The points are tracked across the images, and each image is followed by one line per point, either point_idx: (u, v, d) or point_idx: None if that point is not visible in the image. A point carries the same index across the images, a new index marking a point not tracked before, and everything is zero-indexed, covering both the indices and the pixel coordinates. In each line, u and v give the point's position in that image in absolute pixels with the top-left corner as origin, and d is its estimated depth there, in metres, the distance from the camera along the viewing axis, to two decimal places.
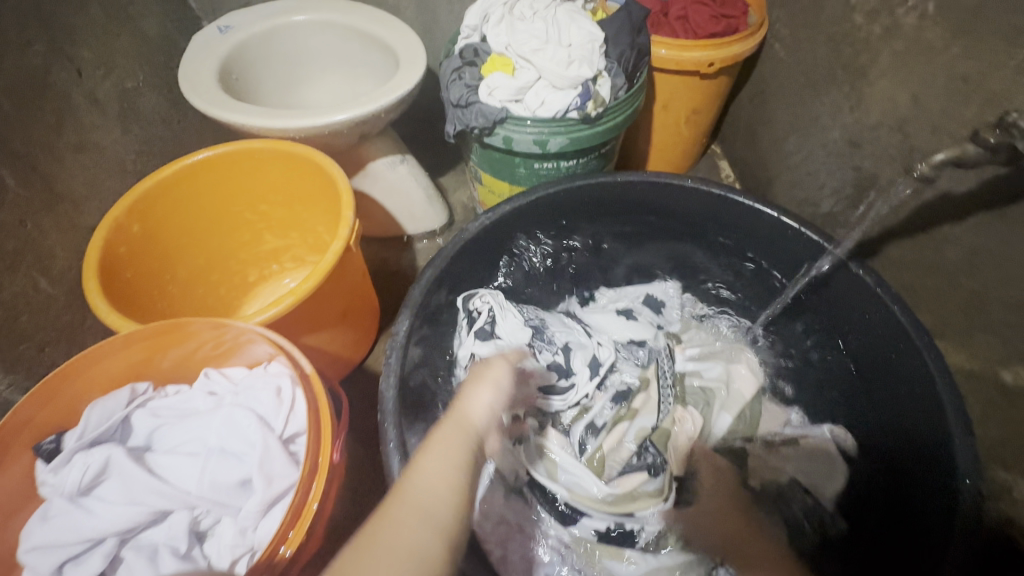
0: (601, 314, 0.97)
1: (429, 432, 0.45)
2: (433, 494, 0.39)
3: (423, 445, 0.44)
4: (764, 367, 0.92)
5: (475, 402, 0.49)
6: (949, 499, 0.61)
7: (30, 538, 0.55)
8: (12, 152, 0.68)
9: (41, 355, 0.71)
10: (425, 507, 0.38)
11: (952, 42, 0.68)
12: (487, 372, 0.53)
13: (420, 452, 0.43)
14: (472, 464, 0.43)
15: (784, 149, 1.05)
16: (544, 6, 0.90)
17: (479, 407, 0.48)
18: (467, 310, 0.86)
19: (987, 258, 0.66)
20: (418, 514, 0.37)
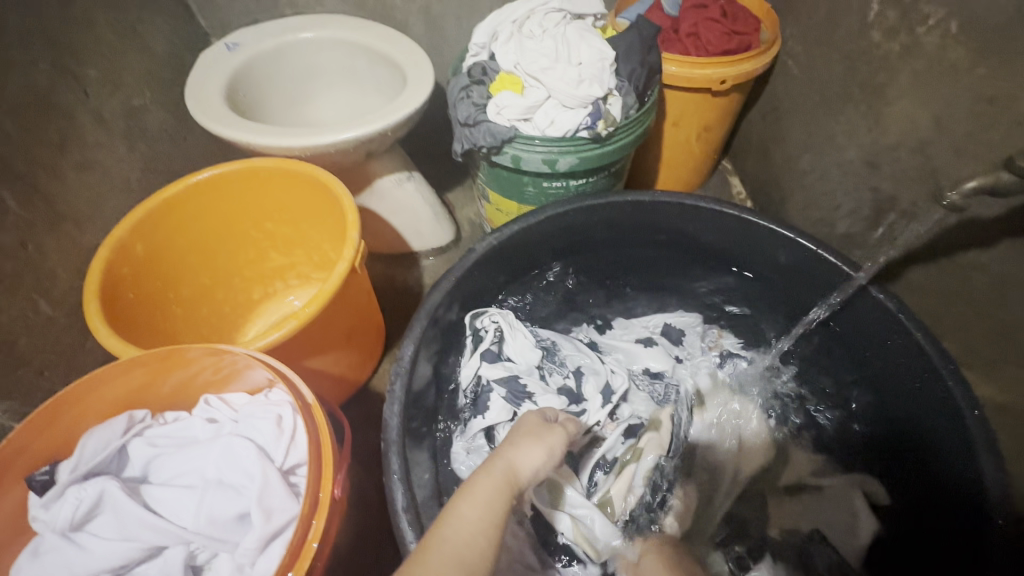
0: (618, 344, 0.95)
1: (468, 481, 0.52)
2: (467, 543, 0.45)
3: (461, 493, 0.51)
4: (784, 401, 0.89)
5: (525, 454, 0.57)
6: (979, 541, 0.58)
7: (19, 573, 0.54)
8: (14, 173, 0.67)
9: (40, 380, 0.69)
10: (459, 554, 0.44)
11: (978, 62, 0.65)
12: (545, 434, 0.60)
13: (458, 500, 0.50)
14: (502, 521, 0.49)
15: (798, 167, 1.03)
16: (553, 23, 0.89)
17: (525, 461, 0.56)
18: (473, 328, 0.83)
19: (1019, 288, 0.63)
20: (452, 561, 0.43)
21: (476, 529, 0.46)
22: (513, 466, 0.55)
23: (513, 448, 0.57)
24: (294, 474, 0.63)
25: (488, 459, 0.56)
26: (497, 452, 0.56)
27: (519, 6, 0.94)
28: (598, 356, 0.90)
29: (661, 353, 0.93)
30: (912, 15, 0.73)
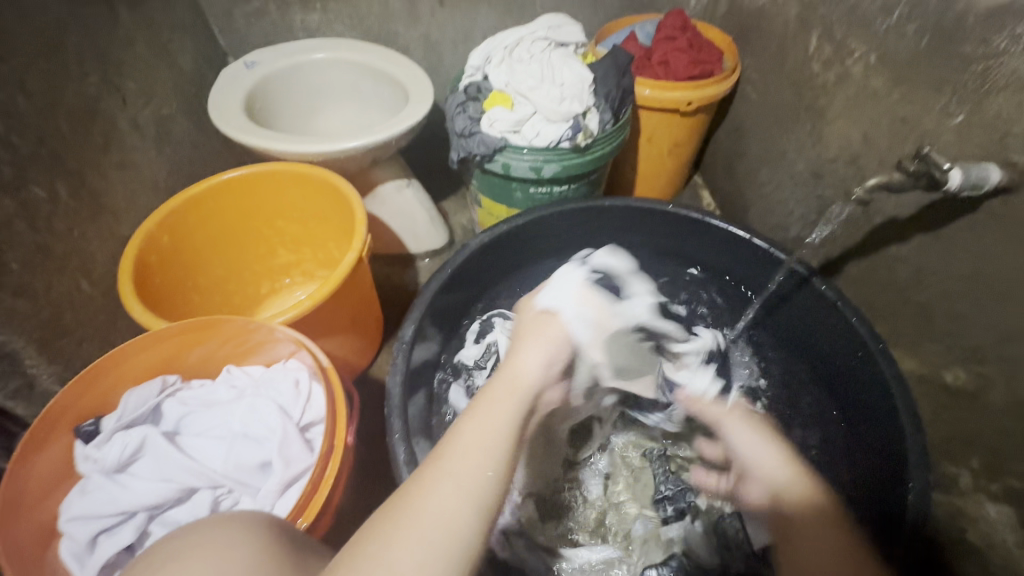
0: None
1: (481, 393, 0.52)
2: (476, 457, 0.45)
3: (473, 405, 0.50)
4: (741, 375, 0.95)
5: (529, 362, 0.55)
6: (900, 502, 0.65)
7: (70, 509, 0.62)
8: (66, 168, 0.76)
9: (79, 350, 0.77)
10: (467, 478, 0.43)
11: (893, 89, 0.79)
12: (543, 332, 0.58)
13: (469, 413, 0.49)
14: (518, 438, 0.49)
15: (758, 179, 1.16)
16: (540, 50, 1.02)
17: (530, 365, 0.54)
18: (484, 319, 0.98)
19: (931, 274, 0.75)
20: (463, 485, 0.43)
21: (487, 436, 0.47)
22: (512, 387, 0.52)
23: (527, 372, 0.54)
24: (309, 431, 0.71)
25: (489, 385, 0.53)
26: (511, 370, 0.54)
27: (510, 33, 1.07)
28: None
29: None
30: (843, 50, 0.87)
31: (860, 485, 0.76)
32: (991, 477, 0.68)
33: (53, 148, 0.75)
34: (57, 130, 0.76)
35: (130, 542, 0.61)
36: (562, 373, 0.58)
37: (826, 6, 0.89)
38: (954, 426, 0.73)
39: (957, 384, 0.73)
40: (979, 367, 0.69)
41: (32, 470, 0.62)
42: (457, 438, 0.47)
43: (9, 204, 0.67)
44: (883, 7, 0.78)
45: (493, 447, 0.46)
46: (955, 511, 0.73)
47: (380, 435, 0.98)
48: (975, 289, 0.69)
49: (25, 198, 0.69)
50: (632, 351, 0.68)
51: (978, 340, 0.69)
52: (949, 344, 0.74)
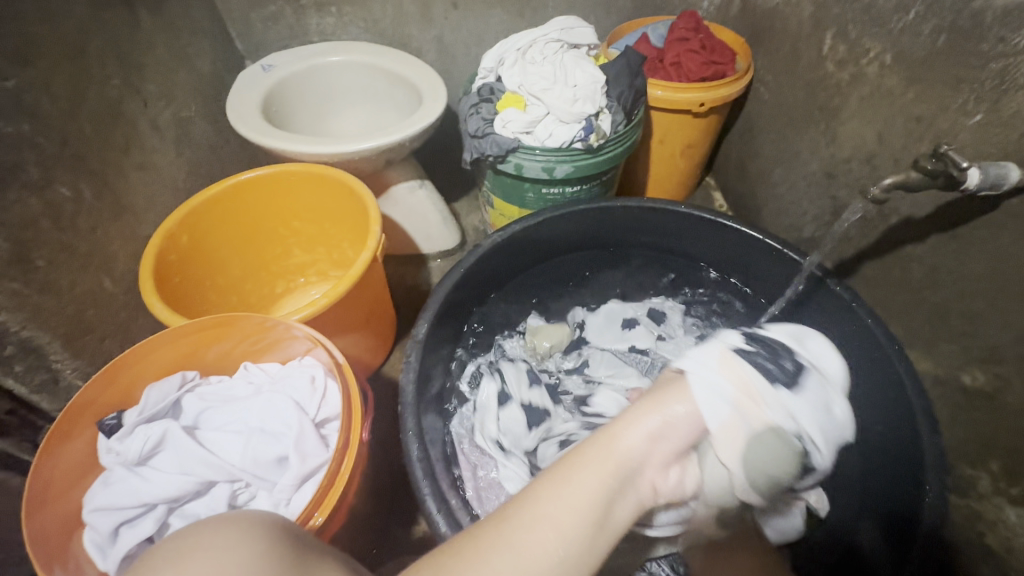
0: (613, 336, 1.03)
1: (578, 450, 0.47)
2: (552, 533, 0.42)
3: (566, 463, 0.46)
4: None
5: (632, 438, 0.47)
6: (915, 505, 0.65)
7: (93, 500, 0.64)
8: (90, 169, 0.78)
9: (101, 346, 0.79)
10: (532, 555, 0.41)
11: (909, 88, 0.78)
12: (662, 401, 0.50)
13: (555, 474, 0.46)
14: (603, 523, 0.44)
15: (771, 180, 1.16)
16: (553, 52, 1.02)
17: (632, 439, 0.47)
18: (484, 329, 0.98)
19: (947, 274, 0.74)
20: (525, 559, 0.41)
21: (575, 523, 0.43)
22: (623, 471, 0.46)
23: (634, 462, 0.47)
24: (324, 427, 0.72)
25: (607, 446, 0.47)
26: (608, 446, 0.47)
27: (523, 35, 1.08)
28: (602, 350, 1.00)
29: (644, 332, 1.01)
30: (858, 49, 0.86)
31: (874, 487, 0.75)
32: (1010, 481, 0.68)
33: (77, 150, 0.77)
34: (80, 132, 0.78)
35: (150, 533, 0.62)
36: (672, 460, 0.50)
37: (840, 6, 0.89)
38: (972, 429, 0.72)
39: (974, 386, 0.72)
40: (997, 368, 0.68)
41: (57, 462, 0.63)
42: (542, 508, 0.43)
43: (36, 203, 0.69)
44: (898, 6, 0.77)
45: (586, 537, 0.43)
46: (973, 514, 0.72)
47: (393, 433, 0.99)
48: (993, 290, 0.68)
49: (51, 198, 0.71)
50: (761, 449, 0.50)
51: (996, 341, 0.68)
52: (966, 345, 0.73)
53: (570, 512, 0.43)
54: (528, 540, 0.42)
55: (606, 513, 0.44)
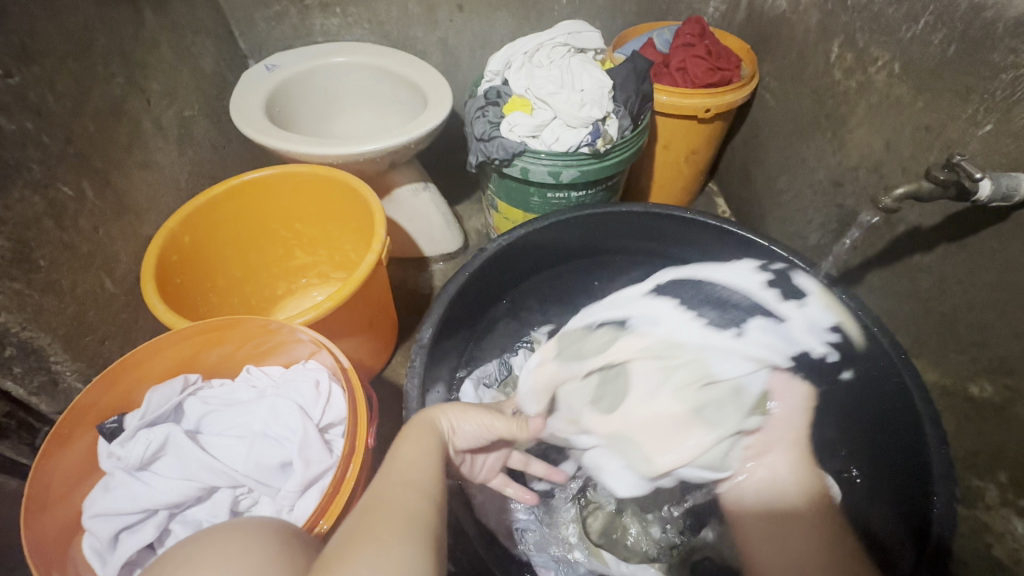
0: None
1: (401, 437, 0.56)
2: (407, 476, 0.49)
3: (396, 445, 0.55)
4: None
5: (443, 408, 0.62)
6: (925, 514, 0.64)
7: (93, 505, 0.63)
8: (92, 168, 0.77)
9: (101, 347, 0.78)
10: (402, 486, 0.47)
11: (917, 97, 0.78)
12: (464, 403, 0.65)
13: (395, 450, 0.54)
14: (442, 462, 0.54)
15: (776, 187, 1.15)
16: (559, 56, 1.02)
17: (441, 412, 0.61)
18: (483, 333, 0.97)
19: (956, 284, 0.74)
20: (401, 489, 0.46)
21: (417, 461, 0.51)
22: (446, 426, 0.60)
23: (455, 412, 0.61)
24: (328, 432, 0.72)
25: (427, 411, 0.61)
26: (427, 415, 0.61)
27: (530, 39, 1.07)
28: None
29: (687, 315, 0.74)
30: (865, 58, 0.86)
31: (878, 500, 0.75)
32: (1019, 492, 0.67)
33: (80, 148, 0.75)
34: (84, 130, 0.77)
35: (151, 540, 0.61)
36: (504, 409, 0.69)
37: (848, 14, 0.89)
38: (981, 440, 0.72)
39: (982, 397, 0.72)
40: (1007, 379, 0.68)
41: (56, 466, 0.62)
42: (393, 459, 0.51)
43: (38, 202, 0.68)
44: (908, 15, 0.77)
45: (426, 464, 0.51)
46: (982, 525, 0.72)
47: (396, 437, 0.98)
48: (1003, 300, 0.68)
49: (54, 197, 0.70)
50: (585, 341, 0.75)
51: (1006, 352, 0.68)
52: (975, 356, 0.73)
53: (409, 457, 0.52)
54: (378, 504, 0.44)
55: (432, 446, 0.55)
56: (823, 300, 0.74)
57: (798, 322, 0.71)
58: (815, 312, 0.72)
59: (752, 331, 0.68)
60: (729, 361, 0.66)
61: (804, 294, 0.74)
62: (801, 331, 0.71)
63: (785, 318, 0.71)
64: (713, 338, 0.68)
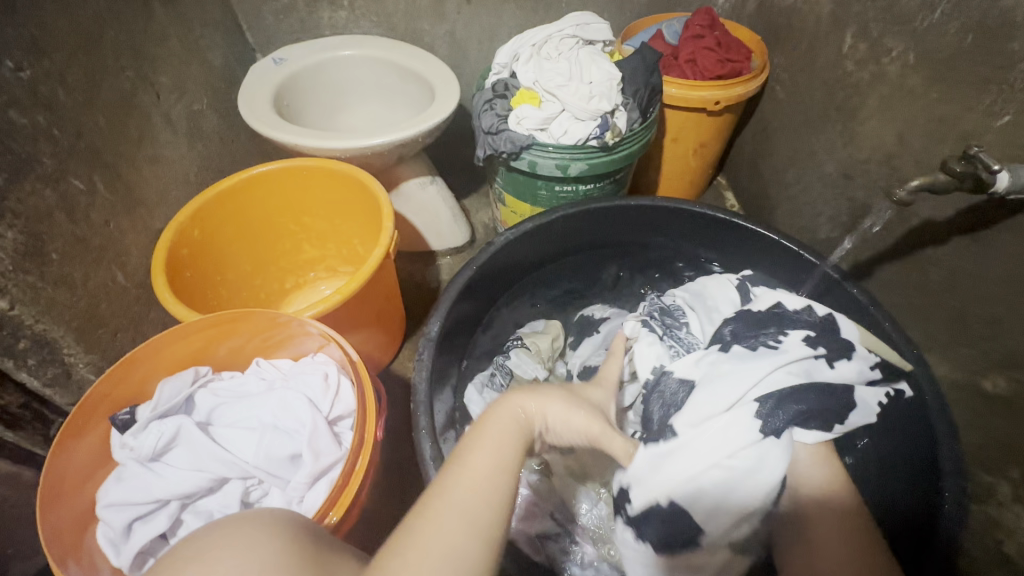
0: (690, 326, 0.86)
1: (471, 439, 0.50)
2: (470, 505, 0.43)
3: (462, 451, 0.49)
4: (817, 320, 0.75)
5: (552, 411, 0.57)
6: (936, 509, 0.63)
7: (106, 495, 0.64)
8: (103, 161, 0.78)
9: (114, 340, 0.79)
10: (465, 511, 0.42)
11: (931, 88, 0.77)
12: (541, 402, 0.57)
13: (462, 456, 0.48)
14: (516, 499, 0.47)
15: (785, 180, 1.14)
16: (568, 48, 1.02)
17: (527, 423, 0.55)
18: (491, 328, 0.97)
19: (968, 278, 0.73)
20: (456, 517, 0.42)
21: (476, 485, 0.45)
22: (528, 415, 0.56)
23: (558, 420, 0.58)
24: (337, 425, 0.72)
25: (500, 402, 0.56)
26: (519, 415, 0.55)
27: (537, 31, 1.07)
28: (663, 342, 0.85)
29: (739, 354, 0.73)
30: (879, 48, 0.85)
31: (883, 495, 0.74)
32: None
33: (91, 142, 0.76)
34: (95, 124, 0.77)
35: (164, 530, 0.62)
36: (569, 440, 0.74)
37: (861, 4, 0.87)
38: (993, 435, 0.71)
39: (995, 392, 0.71)
40: (1019, 374, 0.68)
41: (71, 457, 0.63)
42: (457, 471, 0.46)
43: (50, 195, 0.68)
44: (923, 4, 0.76)
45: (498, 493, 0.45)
46: (991, 522, 0.71)
47: (403, 431, 0.98)
48: (1014, 294, 0.67)
49: (65, 190, 0.71)
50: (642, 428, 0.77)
51: (1018, 348, 0.67)
52: (986, 350, 0.72)
53: (471, 480, 0.45)
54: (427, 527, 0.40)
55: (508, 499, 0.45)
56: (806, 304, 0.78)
57: (867, 391, 0.69)
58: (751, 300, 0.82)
59: (784, 407, 0.65)
60: (749, 441, 0.63)
61: (779, 336, 0.74)
62: (877, 398, 0.69)
63: (810, 379, 0.68)
64: (742, 435, 0.63)
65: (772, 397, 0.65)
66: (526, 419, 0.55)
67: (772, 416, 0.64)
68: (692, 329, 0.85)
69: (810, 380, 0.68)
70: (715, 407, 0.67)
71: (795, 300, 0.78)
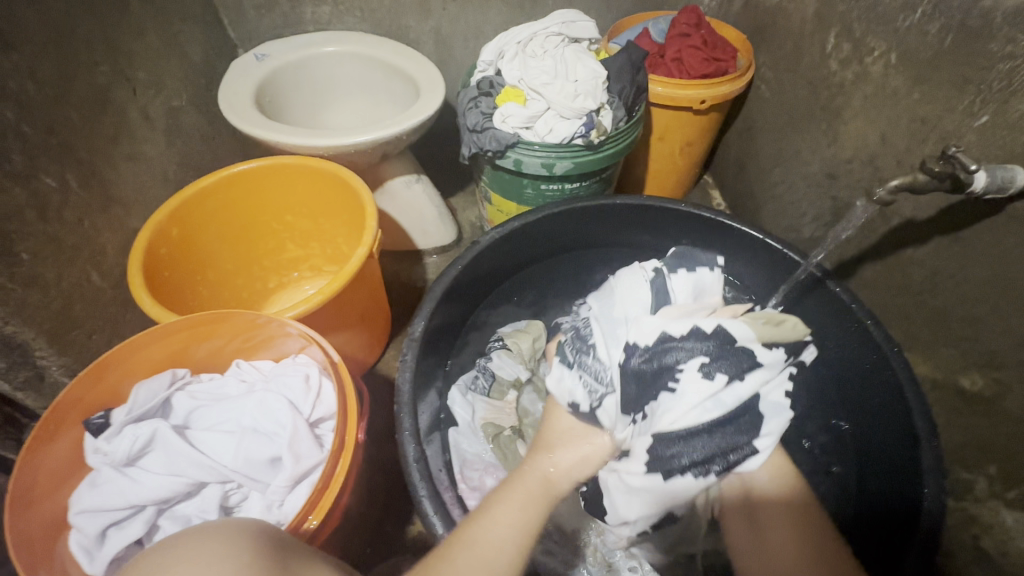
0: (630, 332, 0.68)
1: (501, 491, 0.57)
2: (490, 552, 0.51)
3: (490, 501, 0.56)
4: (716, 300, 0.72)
5: (562, 460, 0.61)
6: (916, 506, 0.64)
7: (80, 502, 0.62)
8: (77, 159, 0.76)
9: (89, 341, 0.77)
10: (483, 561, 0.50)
11: (913, 89, 0.77)
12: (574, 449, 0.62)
13: (491, 507, 0.55)
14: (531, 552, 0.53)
15: (770, 179, 1.15)
16: (553, 45, 1.01)
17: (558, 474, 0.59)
18: (477, 328, 0.96)
19: (948, 277, 0.74)
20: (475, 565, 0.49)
21: (506, 536, 0.52)
22: (552, 475, 0.59)
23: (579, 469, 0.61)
24: (319, 427, 0.71)
25: (527, 463, 0.60)
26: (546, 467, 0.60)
27: (523, 28, 1.06)
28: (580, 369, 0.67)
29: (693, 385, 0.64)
30: (862, 48, 0.85)
31: (866, 491, 0.75)
32: (1008, 484, 0.68)
33: (64, 139, 0.74)
34: (68, 120, 0.75)
35: (139, 536, 0.61)
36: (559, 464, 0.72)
37: (845, 4, 0.88)
38: (971, 433, 0.72)
39: (973, 390, 0.72)
40: (997, 373, 0.69)
41: (42, 462, 0.61)
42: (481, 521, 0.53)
43: (20, 193, 0.67)
44: (905, 4, 0.76)
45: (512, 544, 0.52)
46: (968, 517, 0.73)
47: (387, 431, 0.97)
48: (994, 294, 0.68)
49: (37, 188, 0.69)
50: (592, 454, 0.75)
51: (996, 346, 0.68)
52: (965, 349, 0.73)
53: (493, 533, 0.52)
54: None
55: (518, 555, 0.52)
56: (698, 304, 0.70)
57: (771, 388, 0.66)
58: (649, 323, 0.68)
59: (706, 439, 0.63)
60: (676, 487, 0.63)
61: (676, 371, 0.65)
62: (784, 387, 0.68)
63: (722, 410, 0.64)
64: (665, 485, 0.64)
65: (687, 445, 0.63)
66: (557, 475, 0.59)
67: (688, 462, 0.63)
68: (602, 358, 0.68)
69: (726, 407, 0.64)
70: (638, 457, 0.65)
71: (702, 322, 0.67)
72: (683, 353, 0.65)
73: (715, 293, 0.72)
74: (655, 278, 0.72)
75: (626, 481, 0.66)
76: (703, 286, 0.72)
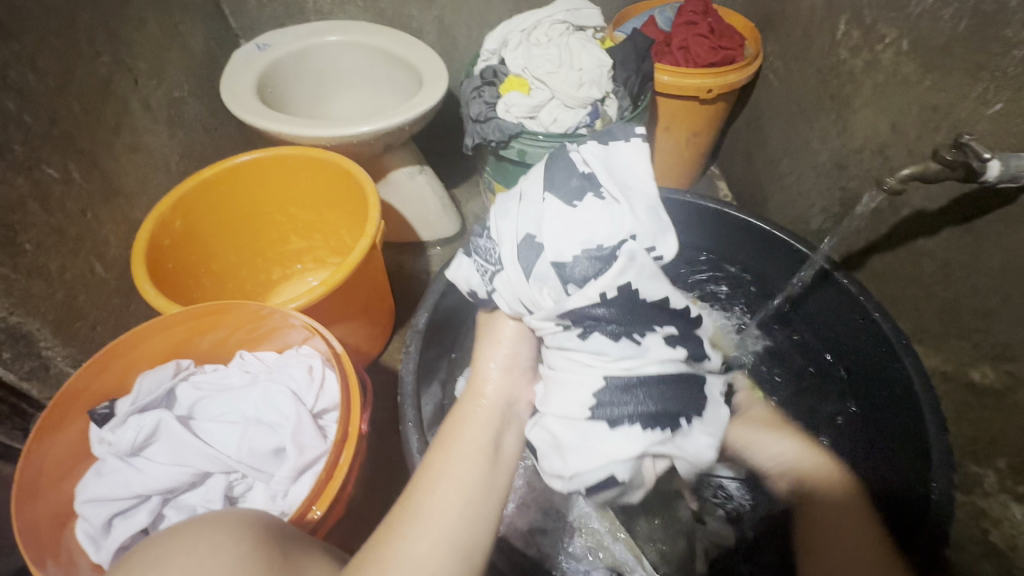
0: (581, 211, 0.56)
1: (441, 434, 0.55)
2: (435, 508, 0.47)
3: (433, 448, 0.53)
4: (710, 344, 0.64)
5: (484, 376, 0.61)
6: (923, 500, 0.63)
7: (85, 491, 0.63)
8: (79, 150, 0.76)
9: (93, 333, 0.77)
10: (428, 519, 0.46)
11: (925, 76, 0.76)
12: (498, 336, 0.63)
13: (432, 453, 0.53)
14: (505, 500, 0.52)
15: (778, 170, 1.13)
16: (558, 34, 1.00)
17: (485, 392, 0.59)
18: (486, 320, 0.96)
19: (959, 268, 0.73)
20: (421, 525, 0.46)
21: (457, 483, 0.49)
22: (485, 398, 0.59)
23: (501, 369, 0.62)
24: (322, 418, 0.71)
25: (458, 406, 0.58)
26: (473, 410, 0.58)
27: (527, 16, 1.04)
28: (494, 267, 0.61)
29: (653, 338, 0.56)
30: (873, 35, 0.84)
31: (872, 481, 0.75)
32: (1019, 479, 0.67)
33: (65, 130, 0.74)
34: (69, 111, 0.75)
35: (145, 525, 0.61)
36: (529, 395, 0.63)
37: None
38: (981, 426, 0.71)
39: (984, 383, 0.71)
40: (1009, 365, 0.67)
41: (48, 452, 0.62)
42: (432, 475, 0.50)
43: (22, 183, 0.66)
44: None
45: (471, 502, 0.48)
46: (978, 511, 0.72)
47: (391, 423, 0.97)
48: (1007, 285, 0.67)
49: (39, 179, 0.69)
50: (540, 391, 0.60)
51: (1009, 338, 0.67)
52: (976, 341, 0.72)
53: (442, 461, 0.52)
54: (432, 508, 0.47)
55: (483, 506, 0.49)
56: (642, 205, 0.58)
57: (712, 379, 0.61)
58: (562, 220, 0.57)
59: (647, 397, 0.54)
60: (612, 440, 0.54)
61: (648, 328, 0.56)
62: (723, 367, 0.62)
63: (662, 369, 0.55)
64: (603, 438, 0.54)
65: (629, 397, 0.54)
66: (487, 393, 0.59)
67: (637, 416, 0.54)
68: (517, 266, 0.58)
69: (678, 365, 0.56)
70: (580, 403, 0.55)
71: (649, 229, 0.56)
72: (631, 268, 0.53)
73: (642, 171, 0.60)
74: (585, 176, 0.59)
75: (552, 430, 0.56)
76: (623, 171, 0.60)
